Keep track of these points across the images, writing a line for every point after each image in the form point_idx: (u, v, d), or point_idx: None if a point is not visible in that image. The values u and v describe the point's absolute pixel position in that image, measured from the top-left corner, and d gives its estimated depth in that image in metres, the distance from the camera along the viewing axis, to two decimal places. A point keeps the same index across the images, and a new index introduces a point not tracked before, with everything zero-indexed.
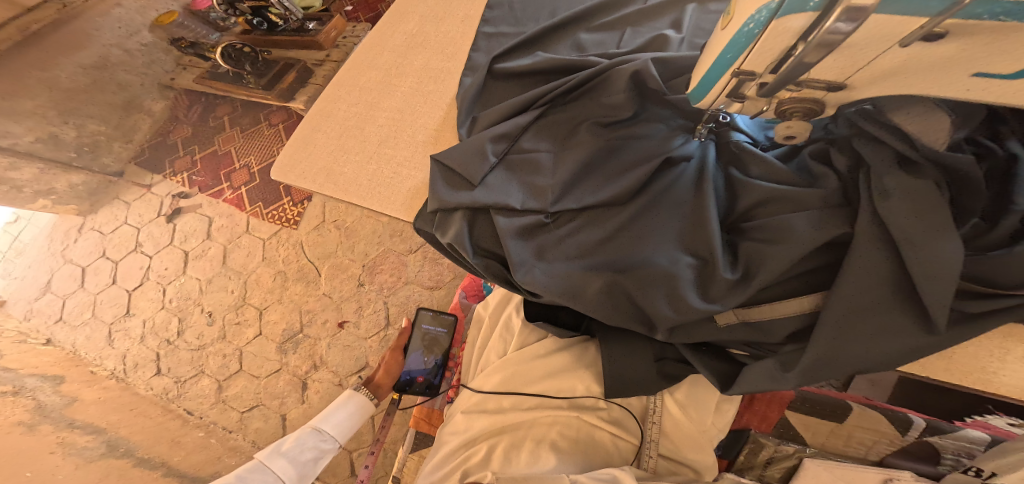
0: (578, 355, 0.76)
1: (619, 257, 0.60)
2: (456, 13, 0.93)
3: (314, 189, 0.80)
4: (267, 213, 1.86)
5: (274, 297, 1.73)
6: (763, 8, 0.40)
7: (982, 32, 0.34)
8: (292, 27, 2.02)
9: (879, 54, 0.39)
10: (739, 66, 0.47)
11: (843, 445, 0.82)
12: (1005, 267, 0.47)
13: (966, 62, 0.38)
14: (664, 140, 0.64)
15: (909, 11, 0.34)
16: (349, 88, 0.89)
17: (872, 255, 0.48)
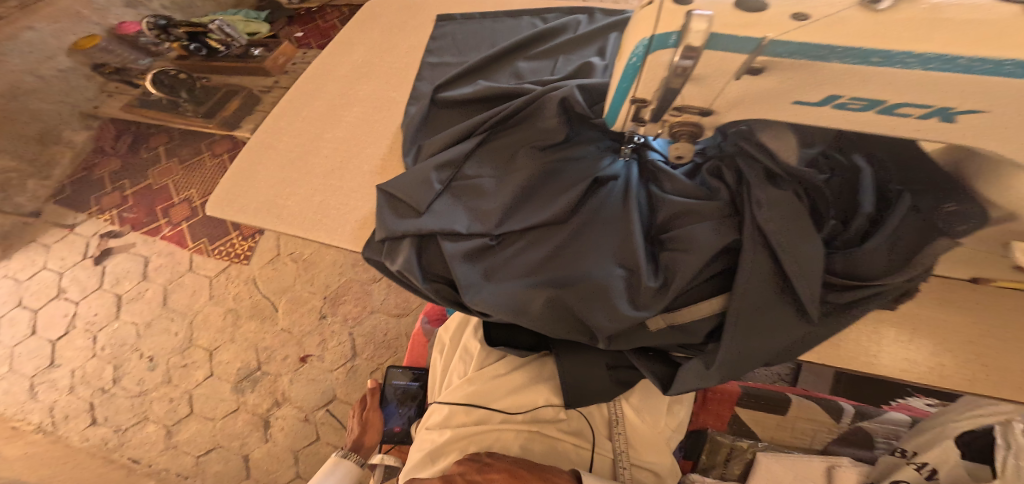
0: (537, 370, 0.78)
1: (561, 273, 0.59)
2: (400, 45, 0.95)
3: (255, 223, 0.75)
4: (213, 249, 1.77)
5: (224, 337, 1.63)
6: (638, 44, 0.43)
7: (795, 68, 0.38)
8: (236, 51, 1.98)
9: (725, 85, 0.43)
10: (633, 95, 0.48)
11: (790, 437, 0.88)
12: (865, 260, 0.51)
13: (788, 92, 0.42)
14: (595, 161, 0.66)
15: (731, 48, 0.38)
16: (292, 118, 0.86)
17: (757, 258, 0.53)
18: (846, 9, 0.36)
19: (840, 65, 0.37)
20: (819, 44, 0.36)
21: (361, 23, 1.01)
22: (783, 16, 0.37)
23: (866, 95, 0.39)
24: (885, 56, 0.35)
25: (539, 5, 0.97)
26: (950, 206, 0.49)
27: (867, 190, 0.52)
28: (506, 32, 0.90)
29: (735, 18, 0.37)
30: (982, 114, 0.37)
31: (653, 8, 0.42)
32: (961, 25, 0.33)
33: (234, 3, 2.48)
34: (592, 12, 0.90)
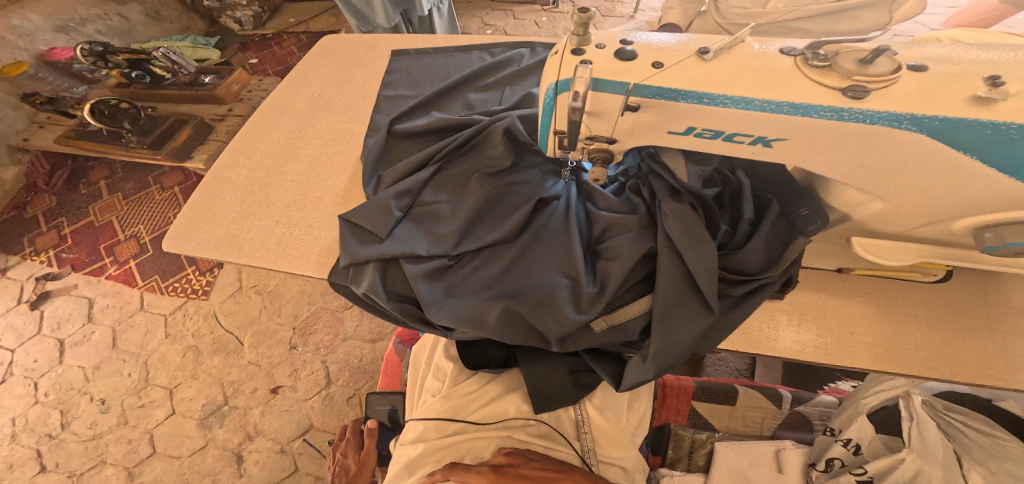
0: (506, 381, 0.82)
1: (515, 286, 0.64)
2: (356, 79, 1.00)
3: (215, 258, 0.75)
4: (167, 286, 1.72)
5: (185, 373, 1.57)
6: (548, 87, 0.52)
7: (659, 105, 0.48)
8: (184, 79, 1.94)
9: (618, 119, 0.51)
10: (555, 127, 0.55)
11: (742, 426, 0.95)
12: (745, 258, 0.58)
13: (661, 123, 0.51)
14: (539, 184, 0.72)
15: (614, 91, 0.48)
16: (248, 152, 0.88)
17: (667, 260, 0.59)
18: (683, 64, 0.47)
19: (686, 104, 0.47)
20: (667, 87, 0.46)
21: (316, 58, 1.06)
22: (645, 66, 0.47)
23: (712, 126, 0.49)
24: (711, 97, 0.46)
25: (487, 39, 1.06)
26: (806, 211, 0.58)
27: (748, 201, 0.62)
28: (457, 65, 0.99)
29: (613, 67, 0.48)
30: (787, 141, 0.48)
31: (555, 59, 0.51)
32: (749, 77, 0.45)
33: (179, 31, 2.43)
34: (534, 46, 0.99)
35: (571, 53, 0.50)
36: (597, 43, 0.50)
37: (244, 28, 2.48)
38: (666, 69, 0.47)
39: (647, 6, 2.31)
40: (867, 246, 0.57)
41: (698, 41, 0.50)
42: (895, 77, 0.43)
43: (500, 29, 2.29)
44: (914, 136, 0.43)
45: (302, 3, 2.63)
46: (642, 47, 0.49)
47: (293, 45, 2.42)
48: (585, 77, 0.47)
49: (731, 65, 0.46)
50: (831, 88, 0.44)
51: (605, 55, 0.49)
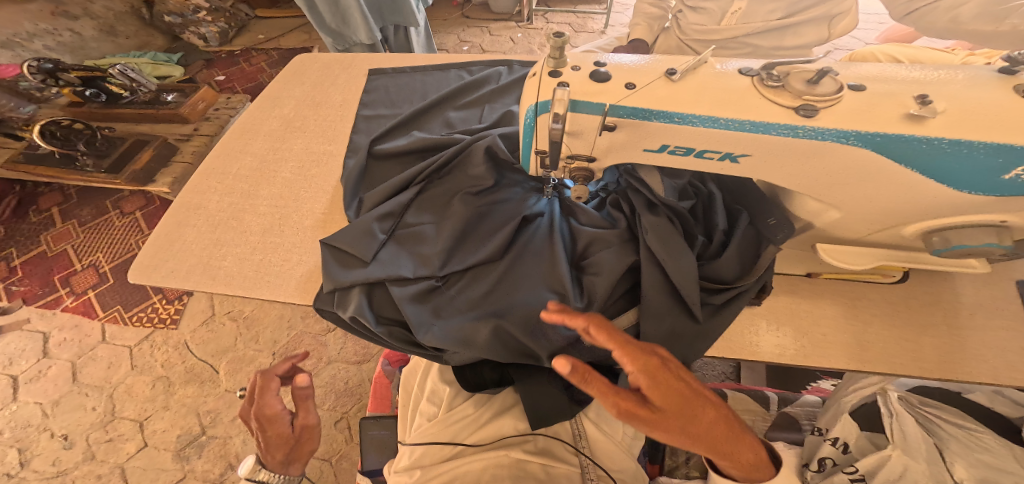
0: (502, 400, 0.82)
1: (504, 303, 0.63)
2: (331, 101, 0.99)
3: (187, 288, 0.71)
4: (131, 316, 1.63)
5: (155, 405, 1.48)
6: (528, 108, 0.52)
7: (633, 125, 0.49)
8: (144, 98, 1.89)
9: (597, 138, 0.52)
10: (536, 147, 0.56)
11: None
12: (723, 267, 0.59)
13: (636, 142, 0.52)
14: (520, 202, 0.72)
15: (592, 111, 0.49)
16: (221, 177, 0.85)
17: (650, 273, 0.59)
18: (654, 84, 0.48)
19: (658, 123, 0.48)
20: (639, 107, 0.47)
21: (288, 78, 1.05)
22: (619, 87, 0.48)
23: (681, 143, 0.50)
24: (680, 116, 0.47)
25: (464, 58, 1.08)
26: (772, 220, 0.58)
27: (720, 209, 0.62)
28: (435, 84, 1.00)
29: (588, 88, 0.49)
30: (751, 157, 0.49)
31: (533, 81, 0.52)
32: (710, 95, 0.47)
33: (138, 46, 2.34)
34: (511, 64, 1.02)
35: (548, 75, 0.51)
36: (573, 65, 0.51)
37: (209, 44, 2.40)
38: (637, 90, 0.48)
39: (618, 22, 2.37)
40: (832, 252, 0.57)
41: (667, 62, 0.51)
42: (838, 97, 0.45)
43: (476, 45, 2.31)
44: (861, 151, 0.45)
45: (270, 20, 2.58)
46: (614, 69, 0.50)
47: (263, 62, 2.36)
48: (563, 98, 0.47)
49: (693, 86, 0.48)
50: (784, 107, 0.46)
51: (581, 77, 0.50)
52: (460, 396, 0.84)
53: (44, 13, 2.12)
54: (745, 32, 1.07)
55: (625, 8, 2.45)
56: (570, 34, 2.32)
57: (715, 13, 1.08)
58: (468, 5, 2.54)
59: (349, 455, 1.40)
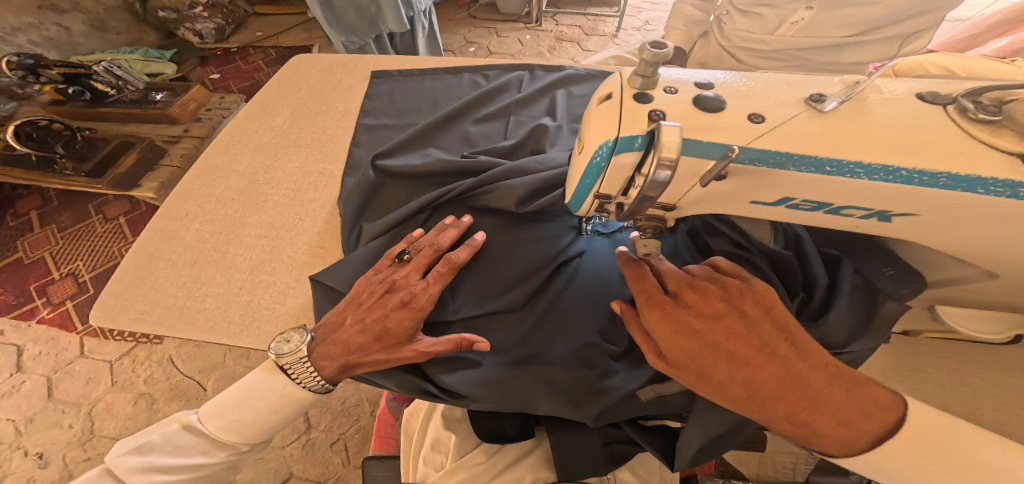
0: (524, 446, 0.72)
1: (530, 352, 0.63)
2: (335, 108, 0.97)
3: (160, 334, 0.71)
4: (111, 329, 1.51)
5: (136, 424, 1.36)
6: (603, 145, 0.47)
7: (755, 172, 0.45)
8: (131, 96, 1.76)
9: (690, 187, 0.49)
10: (599, 189, 0.52)
11: (772, 473, 0.85)
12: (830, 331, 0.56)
13: (745, 193, 0.49)
14: (552, 241, 0.69)
15: (700, 154, 0.45)
16: (204, 198, 0.85)
17: None
18: (794, 120, 0.44)
19: (797, 173, 0.44)
20: (779, 152, 0.43)
21: (285, 83, 1.03)
22: (742, 120, 0.44)
23: (814, 198, 0.46)
24: (836, 166, 0.42)
25: (478, 62, 1.04)
26: (890, 270, 0.56)
27: (816, 259, 0.58)
28: (446, 91, 0.96)
29: (696, 123, 0.44)
30: (912, 216, 0.45)
31: (613, 105, 0.48)
32: (888, 135, 0.42)
33: (130, 42, 2.24)
34: (532, 68, 0.99)
35: (634, 99, 0.47)
36: (665, 86, 0.48)
37: (205, 41, 2.29)
38: (778, 127, 0.44)
39: (631, 25, 2.28)
40: (951, 314, 0.58)
41: (804, 86, 0.47)
42: None
43: (483, 46, 2.21)
44: None
45: (269, 16, 2.48)
46: (728, 98, 0.46)
47: (260, 60, 2.25)
48: (675, 141, 0.41)
49: (855, 122, 0.43)
50: (1009, 154, 0.41)
51: (683, 103, 0.46)
52: (467, 445, 0.72)
53: (30, 6, 1.99)
54: (796, 46, 0.98)
55: (638, 13, 2.36)
56: (580, 37, 2.23)
57: (769, 21, 0.98)
58: (475, 5, 2.44)
59: (346, 479, 1.27)
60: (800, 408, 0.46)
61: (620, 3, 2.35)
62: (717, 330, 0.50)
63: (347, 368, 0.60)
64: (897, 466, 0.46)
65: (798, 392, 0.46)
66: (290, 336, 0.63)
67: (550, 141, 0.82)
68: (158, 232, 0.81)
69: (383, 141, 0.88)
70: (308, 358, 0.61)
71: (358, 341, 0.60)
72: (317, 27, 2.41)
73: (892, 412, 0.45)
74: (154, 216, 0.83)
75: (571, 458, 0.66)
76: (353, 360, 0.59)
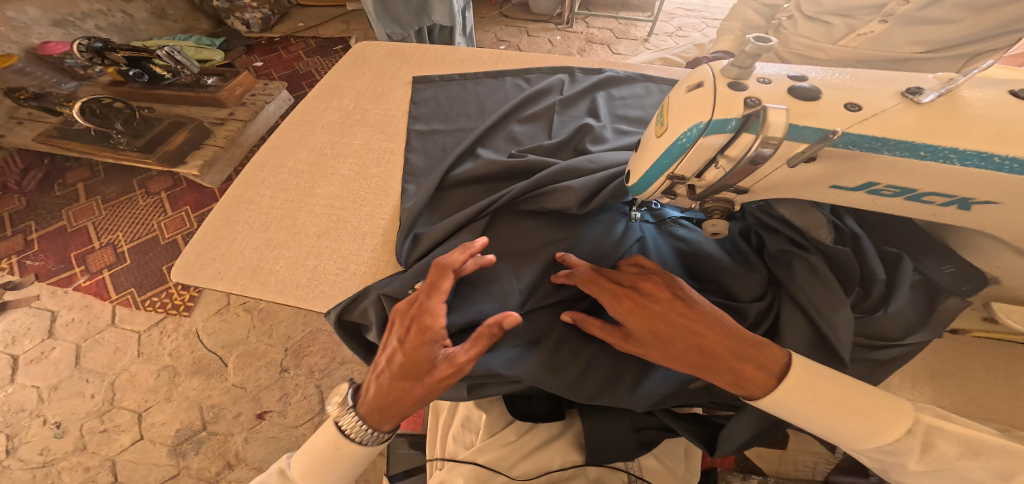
0: (558, 426, 0.71)
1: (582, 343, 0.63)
2: (395, 93, 1.00)
3: (236, 291, 0.73)
4: (143, 300, 1.55)
5: (158, 395, 1.39)
6: (693, 126, 0.48)
7: (847, 155, 0.45)
8: (185, 80, 1.83)
9: (772, 171, 0.49)
10: (674, 170, 0.53)
11: (793, 471, 0.81)
12: (886, 324, 0.55)
13: (826, 178, 0.49)
14: (607, 230, 0.70)
15: (796, 137, 0.44)
16: (275, 170, 0.88)
17: (796, 323, 0.57)
18: (892, 110, 0.43)
19: (889, 157, 0.43)
20: (876, 136, 0.43)
21: (350, 67, 1.07)
22: (838, 108, 0.44)
23: (899, 183, 0.46)
24: (930, 150, 0.42)
25: (525, 60, 1.05)
26: (950, 267, 0.55)
27: (873, 255, 0.56)
28: (492, 95, 0.98)
29: (795, 108, 0.44)
30: (994, 205, 0.45)
31: (705, 92, 0.48)
32: (985, 124, 0.41)
33: (185, 29, 2.36)
34: (572, 71, 0.99)
35: (728, 87, 0.47)
36: (758, 77, 0.48)
37: (251, 30, 2.40)
38: (876, 115, 0.43)
39: (663, 31, 2.29)
40: (1008, 311, 0.55)
41: (897, 80, 0.46)
42: None
43: (514, 45, 2.26)
44: None
45: (312, 8, 2.57)
46: (821, 86, 0.46)
47: (301, 50, 2.33)
48: (782, 121, 0.42)
49: (952, 111, 0.42)
50: None
51: (778, 92, 0.46)
52: (500, 422, 0.72)
53: None
54: (857, 60, 0.96)
55: (670, 19, 2.37)
56: (611, 40, 2.25)
57: (837, 30, 0.98)
58: (509, 4, 2.50)
59: None
60: (720, 366, 0.51)
61: (653, 8, 2.37)
62: (670, 315, 0.53)
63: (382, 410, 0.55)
64: (808, 412, 0.50)
65: (724, 354, 0.51)
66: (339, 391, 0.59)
67: (593, 139, 0.83)
68: (233, 197, 0.84)
69: (439, 149, 0.89)
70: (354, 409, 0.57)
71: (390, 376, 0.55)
72: (356, 21, 2.50)
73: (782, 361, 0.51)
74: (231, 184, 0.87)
75: (601, 441, 0.65)
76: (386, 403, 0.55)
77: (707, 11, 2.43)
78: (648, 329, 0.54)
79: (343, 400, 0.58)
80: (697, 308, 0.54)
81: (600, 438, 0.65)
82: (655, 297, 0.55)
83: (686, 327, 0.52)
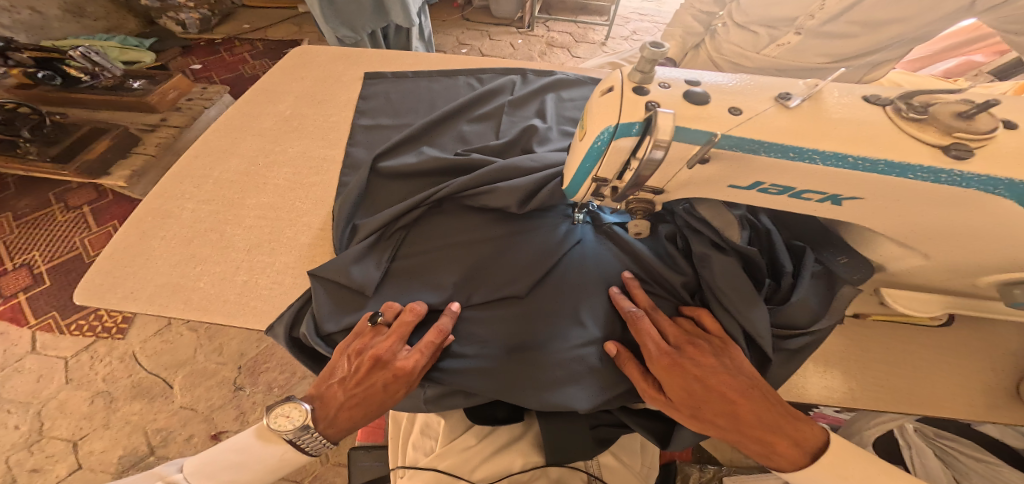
0: (519, 429, 0.73)
1: (523, 338, 0.66)
2: (337, 98, 0.98)
3: (156, 313, 0.69)
4: (68, 324, 1.43)
5: (93, 422, 1.29)
6: (604, 130, 0.51)
7: (732, 157, 0.50)
8: (106, 83, 1.70)
9: (676, 172, 0.54)
10: (596, 174, 0.56)
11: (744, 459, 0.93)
12: (796, 315, 0.61)
13: (722, 178, 0.54)
14: (550, 233, 0.74)
15: (689, 140, 0.49)
16: (200, 181, 0.84)
17: (722, 320, 0.62)
18: (765, 113, 0.49)
19: (767, 158, 0.49)
20: (753, 139, 0.48)
21: (286, 71, 1.03)
22: (722, 113, 0.49)
23: (781, 183, 0.52)
24: (798, 152, 0.48)
25: (472, 63, 1.06)
26: (844, 259, 0.62)
27: (782, 250, 0.64)
28: (443, 93, 0.99)
29: (686, 112, 0.49)
30: (860, 200, 0.51)
31: (614, 97, 0.52)
32: (838, 129, 0.48)
33: (108, 29, 2.18)
34: (524, 72, 1.02)
35: (633, 92, 0.51)
36: (660, 81, 0.52)
37: (188, 31, 2.26)
38: (752, 119, 0.49)
39: (619, 34, 2.37)
40: (894, 296, 0.64)
41: (772, 86, 0.53)
42: (992, 135, 0.47)
43: (475, 49, 2.25)
44: (1005, 202, 0.47)
45: (257, 10, 2.46)
46: (710, 91, 0.51)
47: (246, 52, 2.21)
48: (669, 125, 0.47)
49: (813, 116, 0.49)
50: (931, 145, 0.47)
51: (674, 96, 0.51)
52: (458, 429, 0.73)
53: None
54: (779, 66, 1.05)
55: (625, 23, 2.45)
56: (570, 43, 2.29)
57: (761, 40, 1.05)
58: (469, 8, 2.49)
59: (324, 477, 1.21)
60: (756, 438, 0.53)
61: (609, 13, 2.43)
62: (709, 381, 0.56)
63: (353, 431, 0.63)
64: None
65: (760, 428, 0.53)
66: (284, 413, 0.61)
67: (540, 141, 0.86)
68: (150, 210, 0.80)
69: (381, 142, 0.90)
70: (315, 426, 0.61)
71: (359, 414, 0.61)
72: (307, 23, 2.40)
73: (816, 438, 0.54)
74: (152, 197, 0.82)
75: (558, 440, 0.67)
76: (359, 427, 0.62)
77: (660, 16, 2.52)
78: (687, 398, 0.56)
79: (298, 420, 0.60)
80: (738, 378, 0.56)
81: (557, 437, 0.68)
82: (699, 362, 0.57)
83: (722, 395, 0.55)
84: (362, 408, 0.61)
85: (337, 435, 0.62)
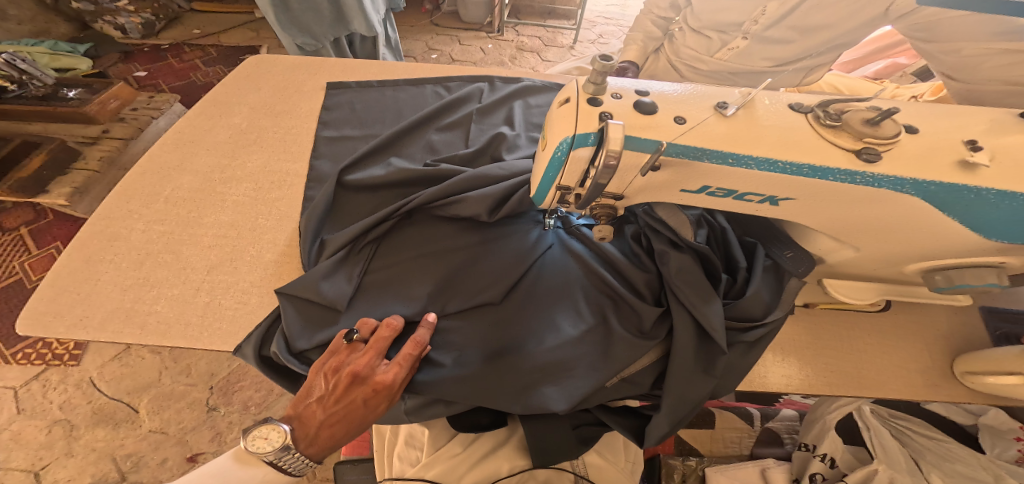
0: (505, 434, 0.76)
1: (496, 345, 0.68)
2: (299, 110, 0.96)
3: (110, 340, 0.67)
4: (13, 353, 1.34)
5: (51, 453, 1.23)
6: (563, 141, 0.54)
7: (680, 163, 0.54)
8: (36, 93, 1.63)
9: (631, 179, 0.57)
10: (559, 182, 0.59)
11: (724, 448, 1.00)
12: (749, 308, 0.66)
13: (675, 183, 0.58)
14: (519, 239, 0.76)
15: (639, 148, 0.52)
16: (148, 199, 0.81)
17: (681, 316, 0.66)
18: (706, 122, 0.53)
19: (709, 164, 0.53)
20: (697, 147, 0.52)
21: (242, 82, 1.00)
22: (669, 122, 0.53)
23: (724, 186, 0.56)
24: (736, 158, 0.52)
25: (437, 71, 1.06)
26: (789, 253, 0.68)
27: (737, 246, 0.70)
28: (409, 102, 0.99)
29: (636, 122, 0.52)
30: (793, 200, 0.57)
31: (571, 108, 0.54)
32: (770, 137, 0.53)
33: (37, 34, 2.03)
34: (491, 80, 1.03)
35: (588, 103, 0.54)
36: (612, 92, 0.55)
37: (129, 36, 2.13)
38: (695, 128, 0.53)
39: (586, 38, 2.40)
40: (836, 285, 0.70)
41: (710, 95, 0.57)
42: (895, 139, 0.52)
43: (445, 54, 2.23)
44: (912, 199, 0.53)
45: (209, 14, 2.34)
46: (658, 101, 0.55)
47: (197, 59, 2.10)
48: (618, 136, 0.49)
49: (748, 124, 0.53)
50: (846, 150, 0.52)
51: (625, 106, 0.54)
52: (443, 436, 0.76)
53: None
54: (731, 70, 1.10)
55: (592, 26, 2.48)
56: (540, 47, 2.30)
57: (714, 44, 1.10)
58: (438, 12, 2.46)
59: None
60: None
61: (576, 16, 2.45)
62: None
63: (334, 449, 0.63)
64: None
65: None
66: (262, 435, 0.61)
67: (507, 148, 0.88)
68: (94, 233, 0.77)
69: (348, 153, 0.89)
70: (296, 447, 0.62)
71: (339, 431, 0.61)
72: (266, 29, 2.30)
73: None
74: (92, 218, 0.79)
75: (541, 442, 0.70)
76: (339, 445, 0.62)
77: (625, 19, 2.56)
78: None
79: (278, 441, 0.61)
80: None
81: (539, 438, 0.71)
82: None
83: None
84: (342, 426, 0.61)
85: (316, 454, 0.62)
